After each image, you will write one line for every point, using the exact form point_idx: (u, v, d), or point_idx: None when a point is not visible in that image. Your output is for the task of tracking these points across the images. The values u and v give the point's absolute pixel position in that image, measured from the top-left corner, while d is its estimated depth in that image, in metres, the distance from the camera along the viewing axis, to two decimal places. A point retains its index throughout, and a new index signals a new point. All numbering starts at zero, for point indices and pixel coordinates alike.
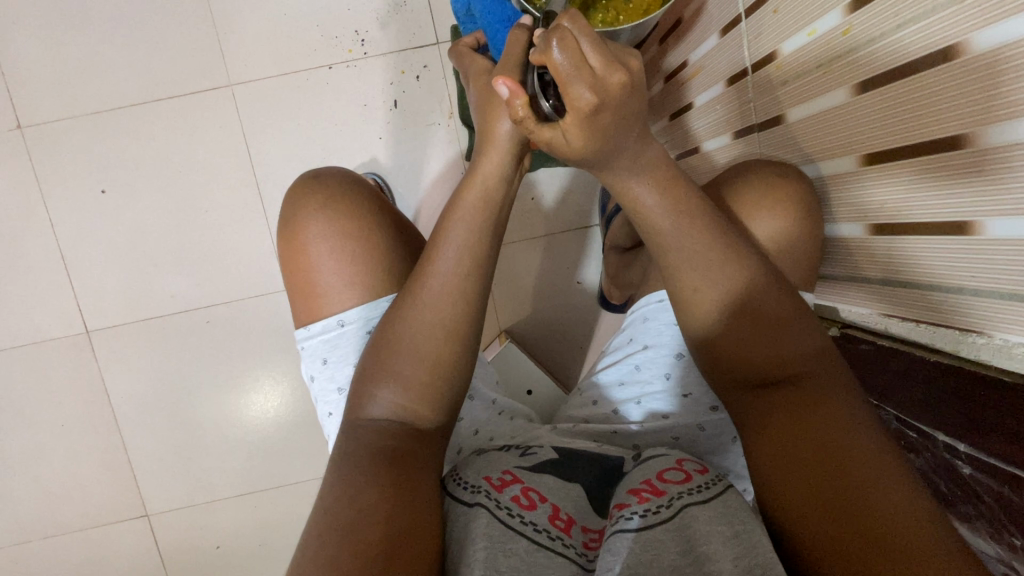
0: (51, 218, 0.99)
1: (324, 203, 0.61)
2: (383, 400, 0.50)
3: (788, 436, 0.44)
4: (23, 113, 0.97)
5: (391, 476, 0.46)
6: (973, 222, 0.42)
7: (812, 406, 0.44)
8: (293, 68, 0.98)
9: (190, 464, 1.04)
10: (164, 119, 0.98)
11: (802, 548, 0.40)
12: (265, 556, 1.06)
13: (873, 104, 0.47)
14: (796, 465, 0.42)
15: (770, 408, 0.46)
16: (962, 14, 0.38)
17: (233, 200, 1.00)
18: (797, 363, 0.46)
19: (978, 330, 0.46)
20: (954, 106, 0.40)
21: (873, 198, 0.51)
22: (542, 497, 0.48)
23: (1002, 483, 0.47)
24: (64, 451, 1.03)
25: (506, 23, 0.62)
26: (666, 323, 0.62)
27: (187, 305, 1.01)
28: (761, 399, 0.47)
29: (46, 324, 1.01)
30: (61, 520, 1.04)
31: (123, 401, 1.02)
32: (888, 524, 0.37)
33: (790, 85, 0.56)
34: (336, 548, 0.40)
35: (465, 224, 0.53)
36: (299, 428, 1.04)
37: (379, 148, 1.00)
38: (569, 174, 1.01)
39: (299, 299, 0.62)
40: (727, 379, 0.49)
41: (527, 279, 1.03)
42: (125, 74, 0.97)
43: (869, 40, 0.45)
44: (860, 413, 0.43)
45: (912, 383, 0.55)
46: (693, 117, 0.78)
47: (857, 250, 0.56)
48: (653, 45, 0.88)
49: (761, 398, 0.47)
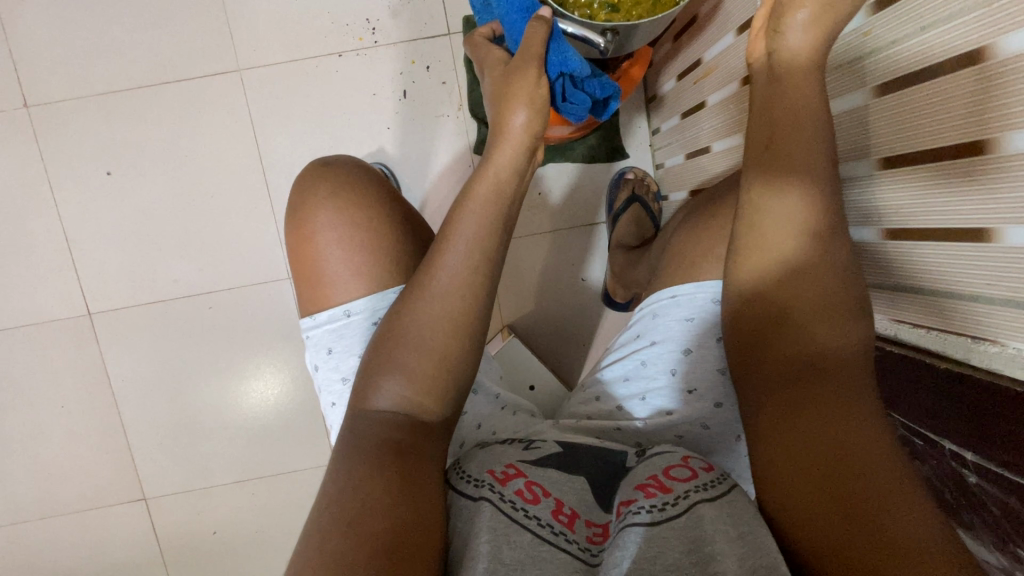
0: (55, 199, 0.98)
1: (332, 191, 0.61)
2: (389, 392, 0.50)
3: (795, 429, 0.44)
4: (29, 92, 0.96)
5: (396, 469, 0.45)
6: (990, 228, 0.42)
7: (827, 403, 0.44)
8: (303, 54, 0.97)
9: (190, 449, 1.04)
10: (172, 102, 0.97)
11: (807, 549, 0.40)
12: (261, 543, 1.06)
13: (888, 107, 0.47)
14: (800, 464, 0.42)
15: (773, 402, 0.46)
16: (988, 18, 0.37)
17: (239, 185, 0.99)
18: (812, 361, 0.46)
19: (990, 339, 0.46)
20: (972, 111, 0.40)
21: (889, 201, 0.51)
22: (545, 491, 0.48)
23: (1008, 491, 0.46)
24: (63, 433, 1.03)
25: (524, 15, 0.61)
26: (676, 319, 0.61)
27: (190, 290, 1.01)
28: (775, 398, 0.46)
29: (47, 304, 1.00)
30: (59, 501, 1.04)
31: (124, 384, 1.02)
32: (895, 528, 0.37)
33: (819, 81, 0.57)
34: (341, 540, 0.40)
35: (477, 216, 0.53)
36: (299, 415, 1.04)
37: (387, 138, 0.99)
38: (579, 168, 1.00)
39: (305, 288, 0.62)
40: (754, 377, 0.48)
41: (532, 274, 1.02)
42: (134, 55, 0.97)
43: (892, 42, 0.45)
44: (871, 415, 0.43)
45: (921, 392, 0.55)
46: (704, 116, 0.77)
47: (870, 257, 0.56)
48: (667, 42, 0.88)
49: (771, 397, 0.47)
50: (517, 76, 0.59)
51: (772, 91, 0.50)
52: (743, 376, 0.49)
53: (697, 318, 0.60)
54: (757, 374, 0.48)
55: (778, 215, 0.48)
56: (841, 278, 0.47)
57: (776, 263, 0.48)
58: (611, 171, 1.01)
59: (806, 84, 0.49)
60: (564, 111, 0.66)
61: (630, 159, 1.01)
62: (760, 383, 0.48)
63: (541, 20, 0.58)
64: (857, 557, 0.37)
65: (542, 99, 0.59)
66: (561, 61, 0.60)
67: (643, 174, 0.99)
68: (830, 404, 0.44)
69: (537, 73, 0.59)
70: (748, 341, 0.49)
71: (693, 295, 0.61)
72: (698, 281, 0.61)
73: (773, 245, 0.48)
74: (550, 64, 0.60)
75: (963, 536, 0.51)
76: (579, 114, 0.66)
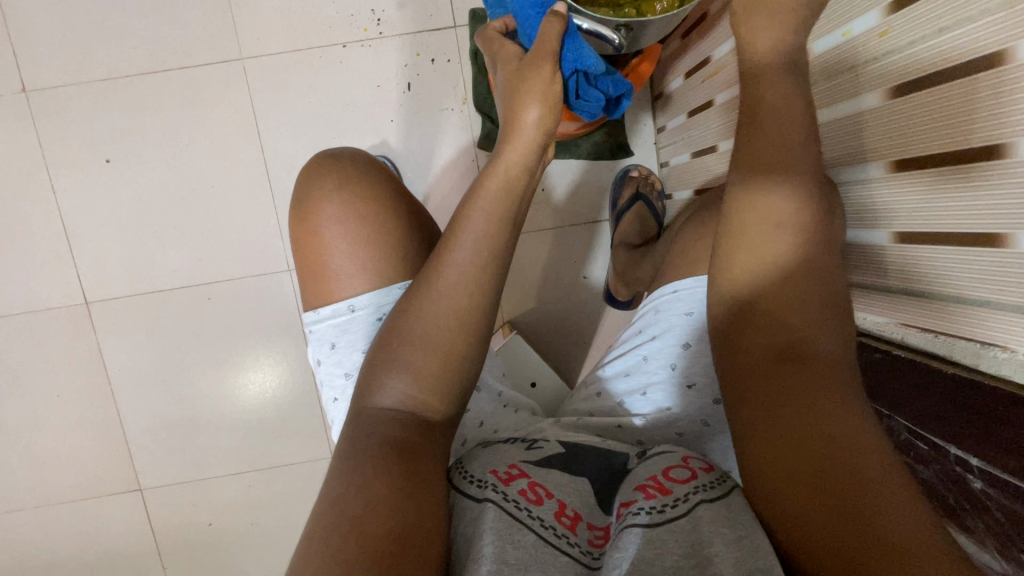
0: (53, 185, 0.97)
1: (336, 185, 0.60)
2: (393, 390, 0.49)
3: (774, 425, 0.43)
4: (28, 77, 0.95)
5: (399, 468, 0.45)
6: (1003, 234, 0.41)
7: (813, 396, 0.43)
8: (306, 44, 0.96)
9: (187, 440, 1.03)
10: (173, 90, 0.96)
11: (798, 546, 0.39)
12: (257, 536, 1.05)
13: (901, 110, 0.47)
14: (780, 461, 0.41)
15: (748, 398, 0.46)
16: (1010, 21, 0.37)
17: (240, 175, 0.98)
18: (803, 349, 0.45)
19: (999, 344, 0.46)
20: (989, 116, 0.40)
21: (900, 203, 0.50)
22: (549, 493, 0.48)
23: (1012, 498, 0.46)
24: (59, 421, 1.02)
25: (539, 10, 0.62)
26: (677, 314, 0.61)
27: (188, 281, 1.00)
28: (758, 384, 0.46)
29: (44, 292, 0.99)
30: (53, 490, 1.03)
31: (121, 373, 1.01)
32: (882, 524, 0.35)
33: (828, 84, 0.57)
34: (343, 540, 0.40)
35: (486, 211, 0.53)
36: (297, 407, 1.04)
37: (390, 131, 0.98)
38: (583, 165, 1.00)
39: (309, 282, 0.61)
40: (749, 366, 0.47)
41: (533, 271, 1.02)
42: (135, 42, 0.95)
43: (908, 43, 0.45)
44: (858, 408, 0.42)
45: (926, 397, 0.54)
46: (710, 116, 0.77)
47: (879, 259, 0.55)
48: (676, 40, 0.88)
49: (747, 383, 0.46)
50: (530, 72, 0.58)
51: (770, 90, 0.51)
52: (726, 369, 0.49)
53: (696, 314, 0.60)
54: (745, 364, 0.47)
55: (763, 209, 0.48)
56: (826, 274, 0.47)
57: (768, 263, 0.48)
58: (616, 169, 1.00)
59: None
60: (576, 108, 0.66)
61: (635, 157, 1.00)
62: (745, 371, 0.47)
63: (557, 15, 0.58)
64: (846, 552, 0.36)
65: (555, 97, 0.58)
66: (576, 57, 0.60)
67: (648, 173, 0.98)
68: (816, 397, 0.43)
69: (551, 71, 0.59)
70: (731, 338, 0.49)
71: (692, 290, 0.60)
72: (697, 275, 0.60)
73: (767, 247, 0.48)
74: (564, 60, 0.60)
75: (964, 540, 0.51)
76: (591, 112, 0.67)
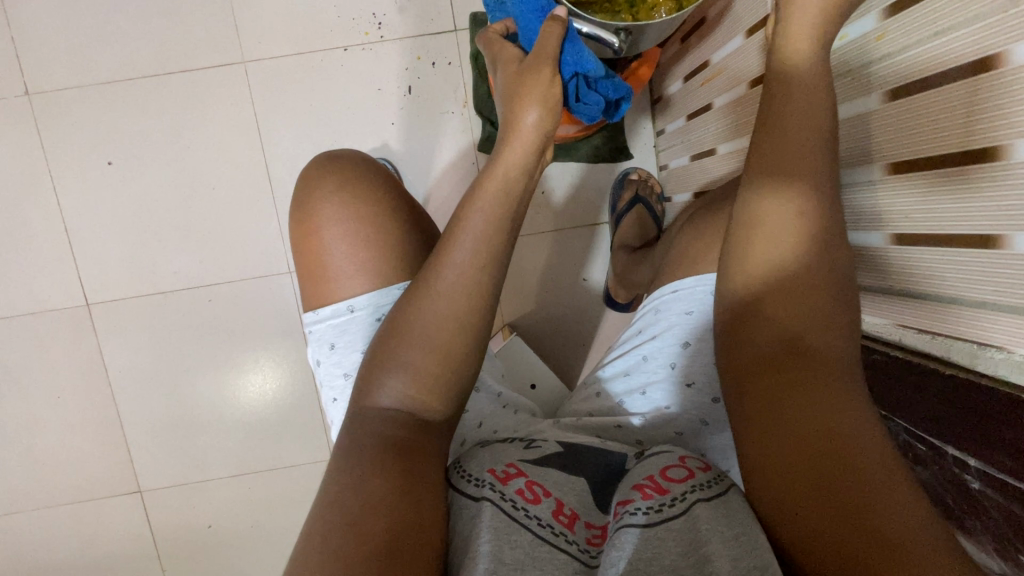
0: (55, 187, 0.98)
1: (337, 186, 0.61)
2: (392, 390, 0.49)
3: (780, 421, 0.43)
4: (32, 80, 0.96)
5: (398, 469, 0.45)
6: (999, 235, 0.41)
7: (814, 397, 0.43)
8: (308, 48, 0.97)
9: (187, 442, 1.03)
10: (175, 93, 0.97)
11: (799, 548, 0.39)
12: (256, 538, 1.05)
13: (899, 113, 0.47)
14: (785, 459, 0.41)
15: (751, 396, 0.46)
16: (1006, 24, 0.37)
17: (242, 178, 0.99)
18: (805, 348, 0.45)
19: (995, 345, 0.46)
20: (987, 119, 0.40)
21: (897, 205, 0.50)
22: (546, 491, 0.48)
23: (1011, 499, 0.46)
24: (59, 423, 1.02)
25: (538, 14, 0.63)
26: (677, 313, 0.61)
27: (189, 282, 1.00)
28: (758, 385, 0.46)
29: (46, 294, 1.00)
30: (52, 493, 1.03)
31: (121, 375, 1.01)
32: (883, 520, 0.36)
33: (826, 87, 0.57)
34: (341, 540, 0.40)
35: (485, 212, 0.53)
36: (297, 409, 1.04)
37: (391, 133, 0.99)
38: (582, 168, 1.00)
39: (309, 283, 0.61)
40: (753, 368, 0.47)
41: (533, 273, 1.02)
42: (138, 45, 0.96)
43: (905, 47, 0.45)
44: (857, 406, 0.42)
45: (924, 398, 0.54)
46: (710, 119, 0.77)
47: (877, 259, 0.55)
48: (674, 44, 0.89)
49: (750, 380, 0.46)
50: (530, 75, 0.59)
51: (769, 96, 0.51)
52: (728, 371, 0.49)
53: (696, 313, 0.60)
54: (750, 366, 0.47)
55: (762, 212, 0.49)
56: (830, 271, 0.47)
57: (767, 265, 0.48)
58: (615, 172, 1.00)
59: (802, 84, 0.49)
60: (576, 112, 0.67)
61: (635, 160, 1.01)
62: (746, 373, 0.47)
63: (557, 19, 0.59)
64: (848, 555, 0.36)
65: (554, 98, 0.59)
66: (576, 61, 0.61)
67: (647, 176, 0.98)
68: (817, 398, 0.42)
69: (551, 73, 0.59)
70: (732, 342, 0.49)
71: (692, 289, 0.60)
72: (697, 274, 0.60)
73: (768, 248, 0.48)
74: (564, 63, 0.61)
75: (964, 542, 0.51)
76: (591, 114, 0.67)
